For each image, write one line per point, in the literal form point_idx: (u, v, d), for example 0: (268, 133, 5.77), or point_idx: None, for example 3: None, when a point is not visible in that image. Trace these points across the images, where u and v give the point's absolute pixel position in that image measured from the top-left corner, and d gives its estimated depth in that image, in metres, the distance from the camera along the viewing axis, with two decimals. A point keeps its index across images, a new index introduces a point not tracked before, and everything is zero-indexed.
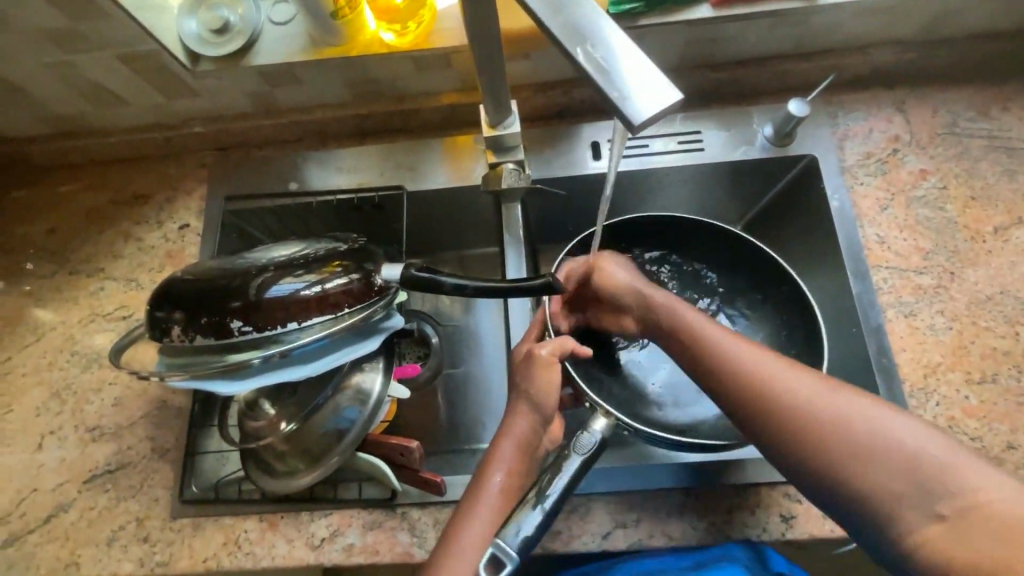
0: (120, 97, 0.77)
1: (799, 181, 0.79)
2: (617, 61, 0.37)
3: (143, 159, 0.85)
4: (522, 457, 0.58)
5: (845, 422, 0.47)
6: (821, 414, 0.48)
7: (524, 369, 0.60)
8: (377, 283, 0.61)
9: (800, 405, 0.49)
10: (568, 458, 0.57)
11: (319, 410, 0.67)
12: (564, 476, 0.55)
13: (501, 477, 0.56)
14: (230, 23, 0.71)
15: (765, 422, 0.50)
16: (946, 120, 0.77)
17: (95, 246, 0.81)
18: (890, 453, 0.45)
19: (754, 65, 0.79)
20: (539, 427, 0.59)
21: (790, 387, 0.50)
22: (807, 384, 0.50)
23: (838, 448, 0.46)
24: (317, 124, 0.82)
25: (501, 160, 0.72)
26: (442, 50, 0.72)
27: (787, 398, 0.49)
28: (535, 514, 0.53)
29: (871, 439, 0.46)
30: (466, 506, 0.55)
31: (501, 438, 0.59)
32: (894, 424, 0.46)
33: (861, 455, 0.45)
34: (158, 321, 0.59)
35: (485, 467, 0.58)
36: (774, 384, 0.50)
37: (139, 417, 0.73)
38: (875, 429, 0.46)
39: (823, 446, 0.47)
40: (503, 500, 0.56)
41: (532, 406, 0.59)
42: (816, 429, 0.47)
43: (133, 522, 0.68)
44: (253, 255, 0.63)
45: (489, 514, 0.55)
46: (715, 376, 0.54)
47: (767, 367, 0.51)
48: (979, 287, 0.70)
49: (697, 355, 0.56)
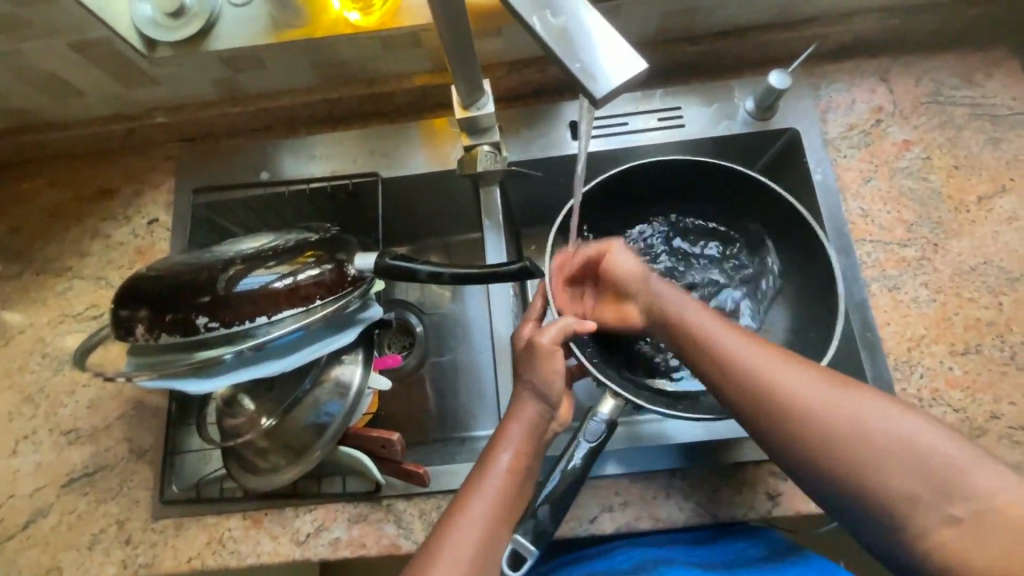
0: (76, 87, 0.74)
1: (782, 154, 0.77)
2: (576, 30, 0.35)
3: (107, 152, 0.82)
4: (531, 442, 0.56)
5: (859, 432, 0.45)
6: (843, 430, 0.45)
7: (528, 360, 0.58)
8: (351, 273, 0.59)
9: (806, 407, 0.47)
10: (577, 446, 0.59)
11: (298, 405, 0.66)
12: (572, 461, 0.59)
13: (509, 456, 0.54)
14: (185, 5, 0.68)
15: (776, 436, 0.48)
16: (929, 89, 0.76)
17: (60, 244, 0.78)
18: (904, 464, 0.44)
19: (734, 38, 0.77)
20: (546, 414, 0.58)
21: (809, 397, 0.47)
22: (811, 383, 0.48)
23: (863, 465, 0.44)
24: (285, 111, 0.79)
25: (477, 142, 0.71)
26: (409, 29, 0.69)
27: (793, 398, 0.47)
28: (546, 506, 0.57)
29: (886, 451, 0.44)
30: (474, 480, 0.54)
31: (510, 420, 0.57)
32: (898, 421, 0.45)
33: (869, 457, 0.44)
34: (122, 319, 0.57)
35: (492, 448, 0.56)
36: (780, 390, 0.48)
37: (116, 419, 0.71)
38: (897, 442, 0.44)
39: (828, 451, 0.46)
40: (510, 480, 0.54)
41: (536, 395, 0.57)
42: (842, 449, 0.45)
43: (114, 525, 0.67)
44: (221, 249, 0.61)
45: (495, 495, 0.52)
46: (714, 371, 0.51)
47: (772, 366, 0.49)
48: (963, 258, 0.69)
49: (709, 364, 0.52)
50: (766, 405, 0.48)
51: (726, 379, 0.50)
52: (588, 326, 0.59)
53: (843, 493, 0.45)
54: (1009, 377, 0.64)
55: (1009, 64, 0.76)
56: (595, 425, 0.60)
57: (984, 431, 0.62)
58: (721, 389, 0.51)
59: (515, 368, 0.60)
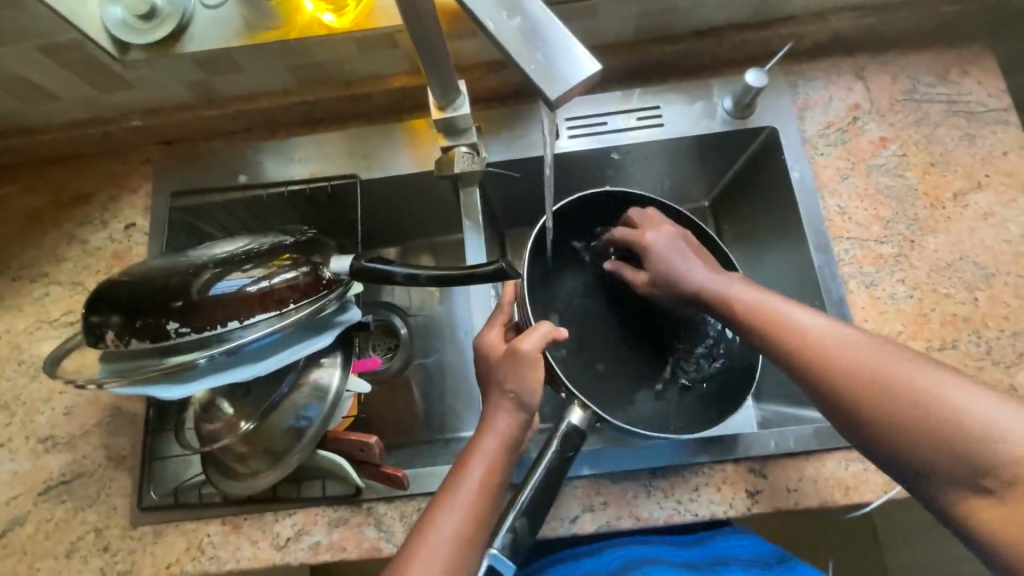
0: (48, 91, 0.73)
1: (760, 153, 0.78)
2: (533, 30, 0.35)
3: (84, 156, 0.81)
4: (505, 454, 0.55)
5: (901, 393, 0.44)
6: (877, 390, 0.45)
7: (509, 367, 0.57)
8: (326, 276, 0.59)
9: (839, 366, 0.47)
10: (547, 452, 0.57)
11: (276, 408, 0.65)
12: (542, 464, 0.56)
13: (481, 472, 0.53)
14: (157, 7, 0.67)
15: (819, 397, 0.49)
16: (906, 86, 0.76)
17: (36, 249, 0.77)
18: (950, 429, 0.41)
19: (711, 37, 0.77)
20: (522, 423, 0.57)
21: (847, 359, 0.47)
22: (852, 344, 0.48)
23: (904, 426, 0.43)
24: (263, 114, 0.79)
25: (454, 143, 0.70)
26: (384, 30, 0.68)
27: (830, 358, 0.48)
28: (521, 520, 0.53)
29: (927, 409, 0.42)
30: (442, 497, 0.53)
31: (484, 431, 0.56)
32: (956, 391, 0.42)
33: (903, 420, 0.43)
34: (93, 325, 0.56)
35: (465, 461, 0.55)
36: (819, 351, 0.49)
37: (93, 425, 0.71)
38: (942, 397, 0.42)
39: (858, 410, 0.46)
40: (481, 496, 0.53)
41: (517, 403, 0.57)
42: (872, 407, 0.45)
43: (92, 532, 0.66)
44: (196, 253, 0.61)
45: (466, 507, 0.52)
46: (761, 336, 0.54)
47: (816, 330, 0.51)
48: (939, 254, 0.69)
49: (761, 333, 0.54)
50: (804, 359, 0.50)
51: (775, 346, 0.53)
52: (565, 333, 0.59)
53: (878, 441, 0.44)
54: (985, 372, 0.64)
55: (985, 61, 0.76)
56: (566, 432, 0.58)
57: None
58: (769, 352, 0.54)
59: (493, 368, 0.59)
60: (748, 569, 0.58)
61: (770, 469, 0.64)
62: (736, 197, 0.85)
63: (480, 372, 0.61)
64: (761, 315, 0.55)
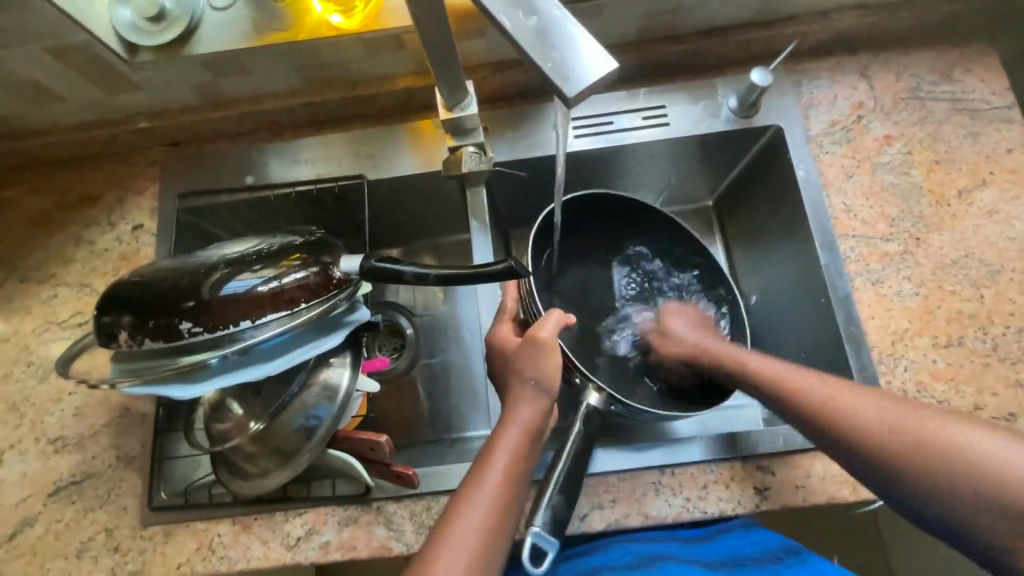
0: (56, 93, 0.73)
1: (764, 152, 0.79)
2: (549, 30, 0.35)
3: (91, 158, 0.82)
4: (527, 444, 0.55)
5: (944, 456, 0.48)
6: (913, 452, 0.49)
7: (527, 355, 0.58)
8: (337, 276, 0.59)
9: (882, 439, 0.51)
10: (572, 433, 0.59)
11: (286, 408, 0.66)
12: (570, 445, 0.58)
13: (504, 463, 0.53)
14: (165, 9, 0.68)
15: (867, 469, 0.52)
16: (909, 85, 0.77)
17: (44, 251, 0.78)
18: (985, 480, 0.45)
19: (716, 37, 0.77)
20: (544, 412, 0.57)
21: (875, 421, 0.52)
22: (883, 410, 0.52)
23: (942, 484, 0.47)
24: (270, 114, 0.79)
25: (460, 143, 0.71)
26: (391, 31, 0.69)
27: (869, 430, 0.51)
28: (557, 496, 0.55)
29: (969, 467, 0.46)
30: (467, 489, 0.52)
31: (506, 422, 0.56)
32: (986, 445, 0.47)
33: (956, 483, 0.46)
34: (104, 326, 0.56)
35: (487, 453, 0.55)
36: (858, 423, 0.52)
37: (102, 426, 0.71)
38: (976, 455, 0.47)
39: (910, 480, 0.49)
40: (506, 485, 0.53)
41: (538, 390, 0.57)
42: (923, 476, 0.48)
43: (102, 533, 0.66)
44: (205, 253, 0.61)
45: (492, 498, 0.51)
46: (793, 412, 0.57)
47: (846, 401, 0.54)
48: (945, 252, 0.70)
49: (786, 401, 0.57)
50: (846, 435, 0.52)
51: (801, 414, 0.56)
52: (573, 319, 0.62)
53: (935, 508, 0.47)
54: (992, 368, 0.65)
55: (987, 59, 0.77)
56: (586, 412, 0.61)
57: None
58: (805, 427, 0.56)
59: (510, 362, 0.59)
60: (756, 569, 0.58)
61: (778, 466, 0.65)
62: (741, 195, 0.85)
63: (498, 370, 0.61)
64: (789, 390, 0.58)
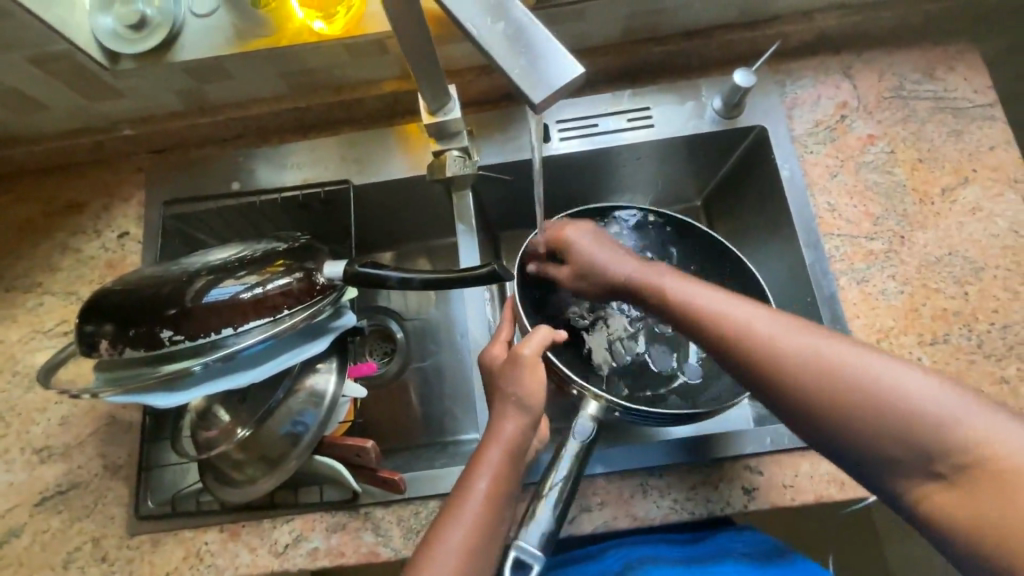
0: (39, 102, 0.73)
1: (749, 152, 0.79)
2: (516, 36, 0.36)
3: (75, 166, 0.81)
4: (511, 463, 0.54)
5: (852, 385, 0.43)
6: (831, 381, 0.44)
7: (510, 372, 0.57)
8: (320, 282, 0.59)
9: (787, 361, 0.46)
10: (567, 446, 0.57)
11: (272, 415, 0.65)
12: (564, 462, 0.56)
13: (485, 483, 0.52)
14: (147, 16, 0.68)
15: (769, 393, 0.47)
16: (893, 84, 0.77)
17: (30, 260, 0.77)
18: (898, 412, 0.41)
19: (699, 38, 0.77)
20: (527, 429, 0.56)
21: (806, 359, 0.45)
22: (800, 334, 0.47)
23: (857, 413, 0.42)
24: (255, 120, 0.79)
25: (444, 147, 0.71)
26: (373, 36, 0.69)
27: (779, 352, 0.47)
28: (551, 511, 0.53)
29: (875, 396, 0.42)
30: (451, 508, 0.52)
31: (491, 439, 0.55)
32: (901, 376, 0.42)
33: (858, 411, 0.42)
34: (87, 333, 0.56)
35: (471, 471, 0.54)
36: (769, 344, 0.47)
37: (89, 435, 0.70)
38: (885, 384, 0.42)
39: (810, 405, 0.44)
40: (487, 506, 0.52)
41: (520, 408, 0.55)
42: (828, 402, 0.43)
43: (89, 543, 0.66)
44: (189, 260, 0.61)
45: (475, 520, 0.51)
46: (707, 334, 0.52)
47: (761, 322, 0.49)
48: (929, 249, 0.70)
49: (701, 321, 0.53)
50: (754, 356, 0.48)
51: (714, 335, 0.51)
52: (562, 335, 0.60)
53: (834, 437, 0.44)
54: (977, 366, 0.65)
55: (969, 57, 0.77)
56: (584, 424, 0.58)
57: None
58: (716, 350, 0.52)
59: (495, 377, 0.58)
60: (745, 562, 0.59)
61: (766, 466, 0.65)
62: (728, 195, 0.85)
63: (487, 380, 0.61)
64: (704, 311, 0.53)
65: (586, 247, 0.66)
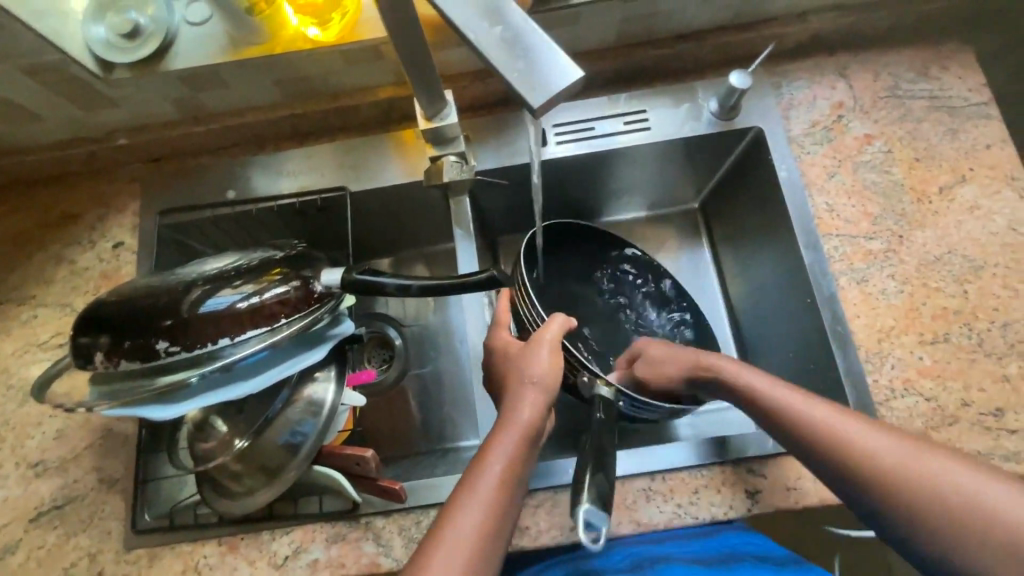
0: (32, 112, 0.72)
1: (746, 155, 0.80)
2: (514, 39, 0.35)
3: (70, 177, 0.81)
4: (526, 447, 0.53)
5: (946, 500, 0.44)
6: (922, 494, 0.45)
7: (529, 354, 0.59)
8: (317, 290, 0.59)
9: (873, 470, 0.47)
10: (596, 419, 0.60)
11: (270, 425, 0.65)
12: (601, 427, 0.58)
13: (500, 468, 0.50)
14: (140, 25, 0.68)
15: (852, 495, 0.49)
16: (888, 83, 0.77)
17: (24, 272, 0.76)
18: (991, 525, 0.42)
19: (694, 40, 0.77)
20: (543, 414, 0.55)
21: (886, 468, 0.47)
22: (884, 442, 0.48)
23: (950, 527, 0.44)
24: (251, 128, 0.79)
25: (441, 152, 0.70)
26: (369, 41, 0.69)
27: (866, 461, 0.48)
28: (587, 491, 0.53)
29: (968, 511, 0.43)
30: (462, 492, 0.49)
31: (506, 426, 0.53)
32: (994, 492, 0.43)
33: (954, 525, 0.44)
34: (82, 346, 0.55)
35: (482, 456, 0.52)
36: (853, 452, 0.49)
37: (85, 448, 0.70)
38: (982, 503, 0.43)
39: (898, 516, 0.46)
40: (500, 492, 0.49)
41: (537, 393, 0.56)
42: (918, 514, 0.45)
43: (86, 558, 0.65)
44: (184, 270, 0.60)
45: (487, 504, 0.48)
46: (787, 436, 0.53)
47: (844, 430, 0.50)
48: (928, 248, 0.70)
49: (781, 424, 0.54)
50: (835, 460, 0.49)
51: (795, 438, 0.53)
52: (575, 323, 0.62)
53: (923, 547, 0.45)
54: (978, 364, 0.65)
55: (964, 56, 0.78)
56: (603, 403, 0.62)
57: (956, 419, 0.63)
58: (795, 447, 0.53)
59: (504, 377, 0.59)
60: (758, 565, 0.56)
61: (769, 469, 0.64)
62: (726, 197, 0.85)
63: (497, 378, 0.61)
64: (784, 414, 0.54)
65: (667, 351, 0.65)
